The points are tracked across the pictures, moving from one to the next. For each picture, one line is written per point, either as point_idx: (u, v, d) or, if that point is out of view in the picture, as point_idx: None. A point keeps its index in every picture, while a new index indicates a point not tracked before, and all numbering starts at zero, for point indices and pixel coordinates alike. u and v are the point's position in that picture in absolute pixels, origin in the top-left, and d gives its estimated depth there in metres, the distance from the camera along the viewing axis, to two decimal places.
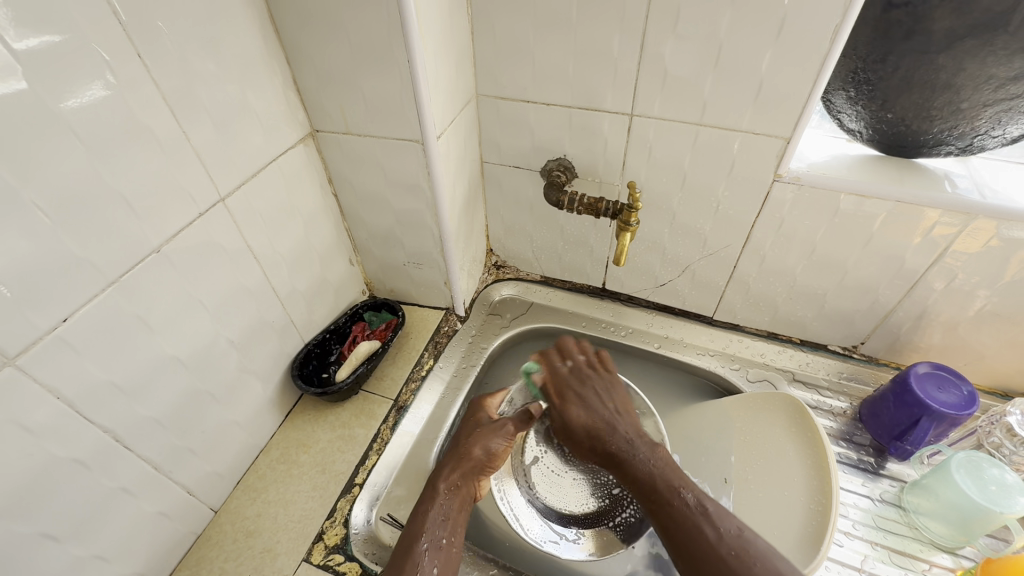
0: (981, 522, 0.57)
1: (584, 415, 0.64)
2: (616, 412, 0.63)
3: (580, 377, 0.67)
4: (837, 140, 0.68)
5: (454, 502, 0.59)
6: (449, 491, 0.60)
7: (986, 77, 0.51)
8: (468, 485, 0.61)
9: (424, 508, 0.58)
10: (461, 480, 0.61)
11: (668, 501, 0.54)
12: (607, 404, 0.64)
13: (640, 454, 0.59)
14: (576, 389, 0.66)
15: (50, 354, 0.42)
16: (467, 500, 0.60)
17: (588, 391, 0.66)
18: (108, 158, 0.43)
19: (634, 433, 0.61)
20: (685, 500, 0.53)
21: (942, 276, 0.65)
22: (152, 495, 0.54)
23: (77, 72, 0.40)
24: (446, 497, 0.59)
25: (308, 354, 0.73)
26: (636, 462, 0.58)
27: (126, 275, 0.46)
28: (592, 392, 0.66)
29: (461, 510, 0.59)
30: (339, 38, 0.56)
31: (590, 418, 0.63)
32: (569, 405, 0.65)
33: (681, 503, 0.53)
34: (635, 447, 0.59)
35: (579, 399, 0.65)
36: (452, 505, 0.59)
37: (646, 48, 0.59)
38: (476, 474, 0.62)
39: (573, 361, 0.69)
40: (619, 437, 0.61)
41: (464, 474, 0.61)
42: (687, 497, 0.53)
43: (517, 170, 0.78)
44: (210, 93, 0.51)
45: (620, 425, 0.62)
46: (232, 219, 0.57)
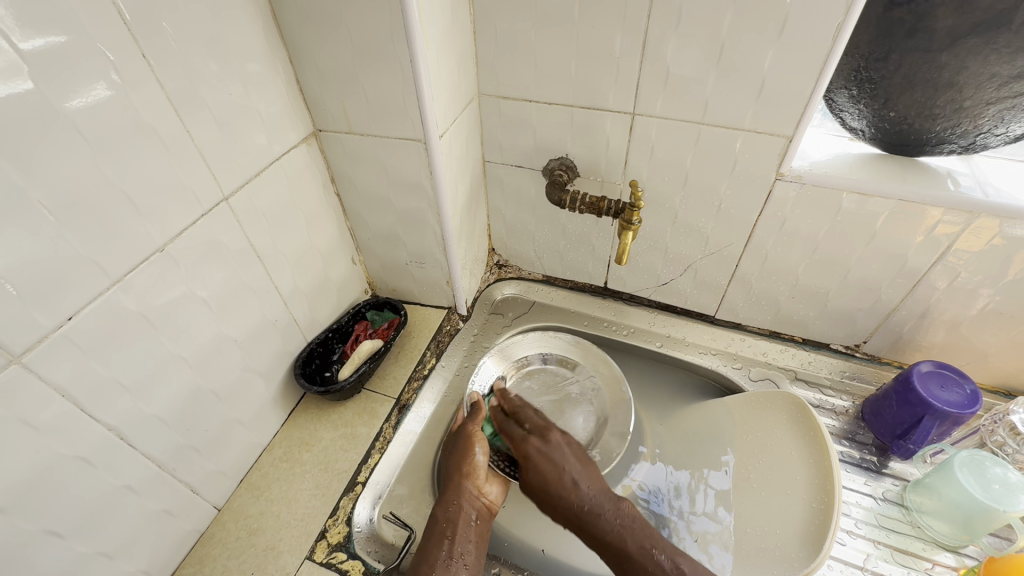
0: (984, 521, 0.57)
1: (559, 474, 0.60)
2: (580, 469, 0.61)
3: (541, 435, 0.64)
4: (839, 139, 0.68)
5: (454, 518, 0.58)
6: (456, 501, 0.59)
7: (989, 75, 0.51)
8: (466, 500, 0.60)
9: (441, 520, 0.58)
10: (462, 492, 0.60)
11: (644, 560, 0.54)
12: (577, 461, 0.62)
13: (607, 516, 0.58)
14: (538, 447, 0.63)
15: (55, 352, 0.42)
16: (472, 511, 0.59)
17: (552, 449, 0.63)
18: (113, 157, 0.44)
19: (598, 491, 0.60)
20: (661, 559, 0.54)
21: (945, 275, 0.65)
22: (156, 493, 0.54)
23: (83, 71, 0.40)
24: (447, 515, 0.58)
25: (311, 353, 0.73)
26: (601, 521, 0.57)
27: (130, 273, 0.47)
28: (556, 447, 0.63)
29: (467, 524, 0.58)
30: (342, 38, 0.56)
31: (556, 476, 0.60)
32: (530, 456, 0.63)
33: (657, 566, 0.54)
34: (602, 506, 0.58)
35: (548, 457, 0.62)
36: (457, 519, 0.58)
37: (648, 47, 0.60)
38: (469, 487, 0.61)
39: (533, 423, 0.65)
40: (584, 492, 0.59)
41: (461, 488, 0.60)
42: (660, 557, 0.54)
43: (519, 169, 0.78)
44: (214, 93, 0.51)
45: (584, 485, 0.60)
46: (235, 218, 0.57)
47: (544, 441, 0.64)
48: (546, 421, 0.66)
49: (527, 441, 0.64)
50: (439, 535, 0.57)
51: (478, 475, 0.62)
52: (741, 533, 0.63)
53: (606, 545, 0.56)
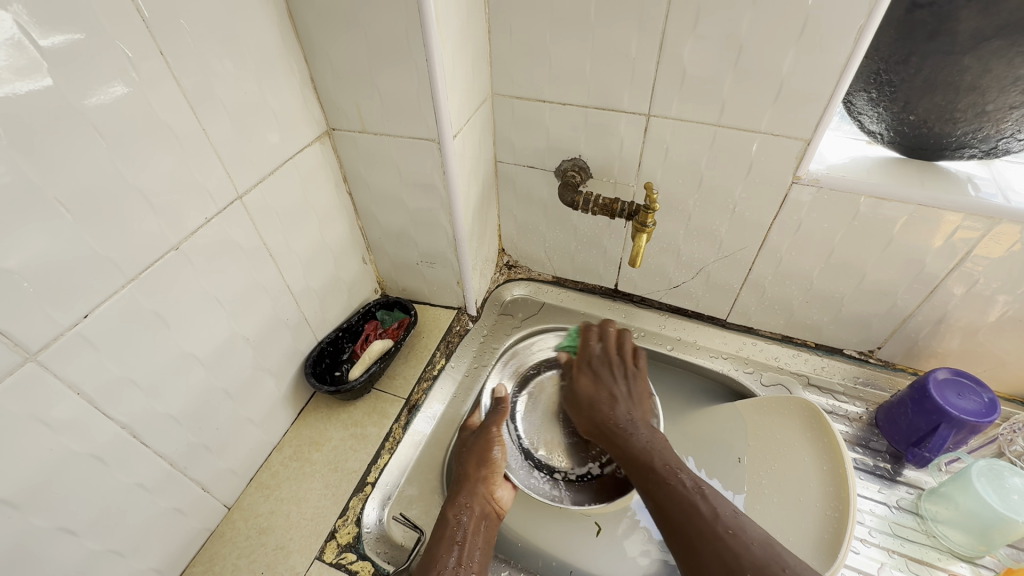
0: (1001, 531, 0.56)
1: (612, 396, 0.68)
2: (626, 391, 0.68)
3: (601, 361, 0.73)
4: (856, 142, 0.67)
5: (465, 522, 0.58)
6: (467, 506, 0.59)
7: (1012, 78, 0.50)
8: (478, 503, 0.60)
9: (450, 523, 0.58)
10: (474, 496, 0.60)
11: (666, 478, 0.55)
12: (628, 380, 0.70)
13: (640, 432, 0.62)
14: (590, 372, 0.72)
15: (69, 350, 0.42)
16: (483, 515, 0.59)
17: (606, 373, 0.71)
18: (128, 155, 0.43)
19: (638, 418, 0.65)
20: (683, 480, 0.54)
21: (963, 281, 0.64)
22: (168, 491, 0.54)
23: (101, 67, 0.40)
24: (457, 518, 0.58)
25: (321, 353, 0.73)
26: (632, 436, 0.62)
27: (144, 271, 0.46)
28: (608, 375, 0.70)
29: (478, 530, 0.58)
30: (356, 36, 0.56)
31: (597, 394, 0.69)
32: (580, 375, 0.72)
33: (678, 482, 0.54)
34: (637, 427, 0.63)
35: (599, 378, 0.70)
36: (468, 523, 0.58)
37: (665, 47, 0.59)
38: (482, 489, 0.61)
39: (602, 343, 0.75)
40: (620, 413, 0.66)
41: (474, 490, 0.61)
42: (682, 477, 0.55)
43: (532, 170, 0.78)
44: (229, 91, 0.51)
45: (627, 407, 0.66)
46: (248, 217, 0.57)
47: (614, 364, 0.72)
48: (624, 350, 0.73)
49: (585, 362, 0.73)
50: (449, 539, 0.56)
51: (494, 479, 0.63)
52: None
53: (632, 453, 0.60)
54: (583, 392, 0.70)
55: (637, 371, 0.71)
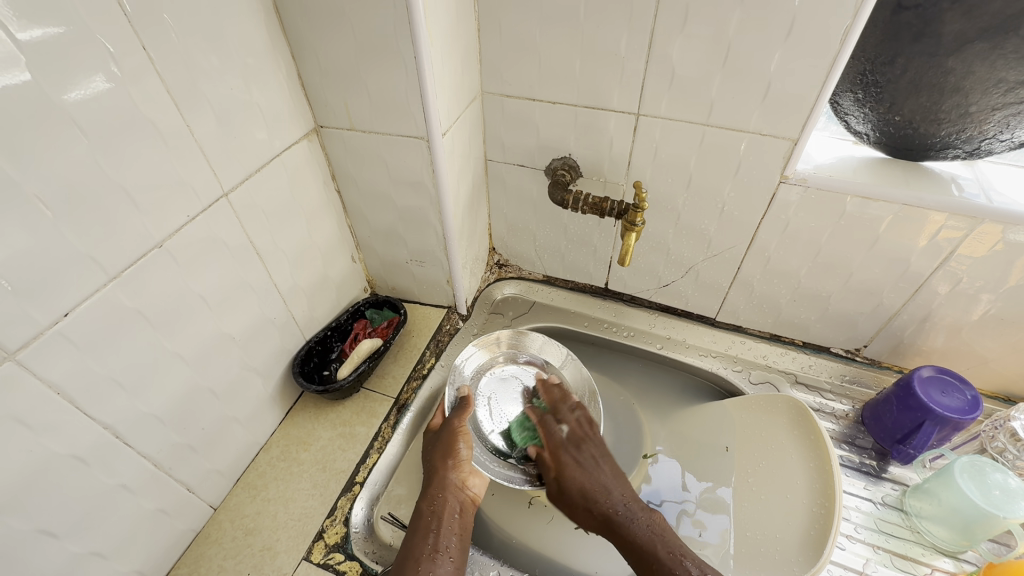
0: (984, 527, 0.57)
1: (590, 478, 0.62)
2: (611, 474, 0.63)
3: (576, 445, 0.65)
4: (843, 142, 0.68)
5: (440, 510, 0.58)
6: (440, 494, 0.59)
7: (995, 81, 0.51)
8: (451, 493, 0.60)
9: (426, 514, 0.58)
10: (446, 485, 0.60)
11: (674, 563, 0.53)
12: (606, 462, 0.64)
13: (636, 519, 0.58)
14: (574, 456, 0.64)
15: (49, 350, 0.41)
16: (457, 505, 0.60)
17: (586, 458, 0.64)
18: (110, 152, 0.43)
19: (628, 496, 0.61)
20: (688, 568, 0.52)
21: (947, 280, 0.65)
22: (152, 492, 0.53)
23: (82, 61, 0.39)
24: (431, 509, 0.58)
25: (309, 352, 0.73)
26: (631, 525, 0.57)
27: (127, 269, 0.46)
28: (591, 457, 0.64)
29: (451, 518, 0.58)
30: (345, 32, 0.56)
31: (591, 483, 0.62)
32: (567, 471, 0.63)
33: (683, 571, 0.52)
34: (634, 511, 0.59)
35: (580, 463, 0.63)
36: (442, 513, 0.58)
37: (653, 47, 0.59)
38: (452, 478, 0.61)
39: (568, 427, 0.67)
40: (617, 500, 0.60)
41: (445, 480, 0.60)
42: (688, 565, 0.52)
43: (522, 169, 0.77)
44: (214, 87, 0.50)
45: (618, 490, 0.61)
46: (235, 215, 0.56)
47: (580, 449, 0.65)
48: (583, 428, 0.67)
49: (557, 443, 0.66)
50: (425, 528, 0.57)
51: (465, 469, 0.62)
52: (740, 536, 0.63)
53: (636, 543, 0.56)
54: (571, 485, 0.62)
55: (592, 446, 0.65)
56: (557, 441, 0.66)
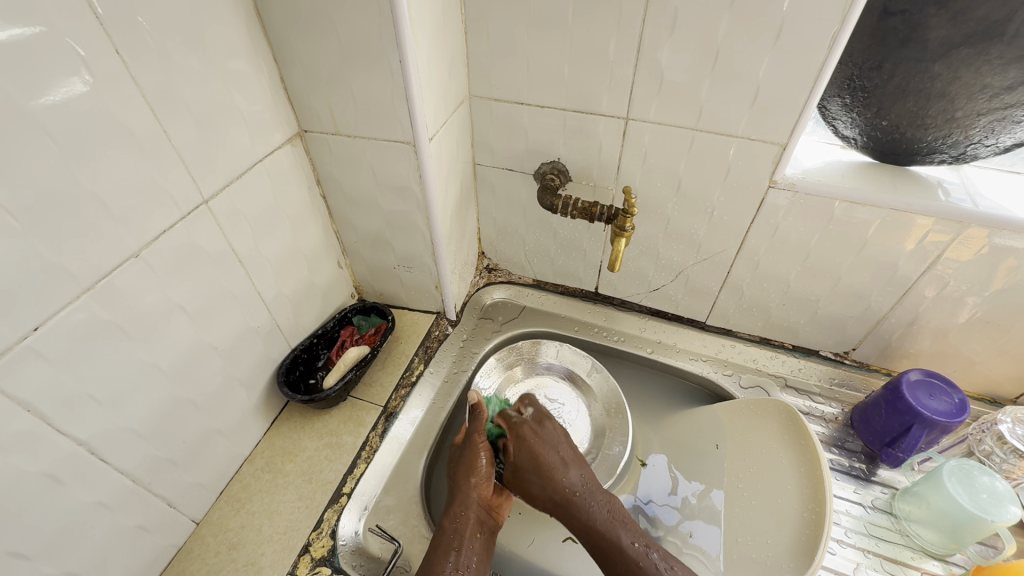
0: (972, 530, 0.57)
1: (549, 462, 0.61)
2: (568, 456, 0.63)
3: (539, 421, 0.65)
4: (831, 147, 0.68)
5: (462, 529, 0.58)
6: (462, 514, 0.59)
7: (980, 86, 0.51)
8: (473, 511, 0.60)
9: (449, 531, 0.58)
10: (468, 502, 0.60)
11: (634, 559, 0.55)
12: (560, 445, 0.64)
13: (597, 506, 0.59)
14: (533, 429, 0.64)
15: (19, 365, 0.40)
16: (479, 523, 0.59)
17: (544, 436, 0.64)
18: (83, 159, 0.41)
19: (592, 483, 0.61)
20: (654, 558, 0.55)
21: (933, 284, 0.65)
22: (130, 508, 0.51)
23: (49, 64, 0.38)
24: (452, 526, 0.58)
25: (295, 360, 0.71)
26: (592, 512, 0.59)
27: (101, 280, 0.44)
28: (551, 433, 0.64)
29: (473, 537, 0.58)
30: (328, 35, 0.54)
31: (550, 463, 0.61)
32: (524, 442, 0.63)
33: (646, 563, 0.55)
34: (594, 499, 0.60)
35: (542, 441, 0.63)
36: (464, 529, 0.58)
37: (642, 51, 0.59)
38: (474, 494, 0.60)
39: (533, 409, 0.66)
40: (574, 481, 0.61)
41: (468, 498, 0.60)
42: (652, 558, 0.55)
43: (510, 173, 0.77)
44: (193, 91, 0.49)
45: (576, 472, 0.62)
46: (216, 221, 0.55)
47: (539, 430, 0.64)
48: (545, 409, 0.67)
49: (521, 425, 0.65)
50: (447, 545, 0.56)
51: (487, 487, 0.62)
52: (731, 541, 0.62)
53: (597, 533, 0.57)
54: (527, 458, 0.62)
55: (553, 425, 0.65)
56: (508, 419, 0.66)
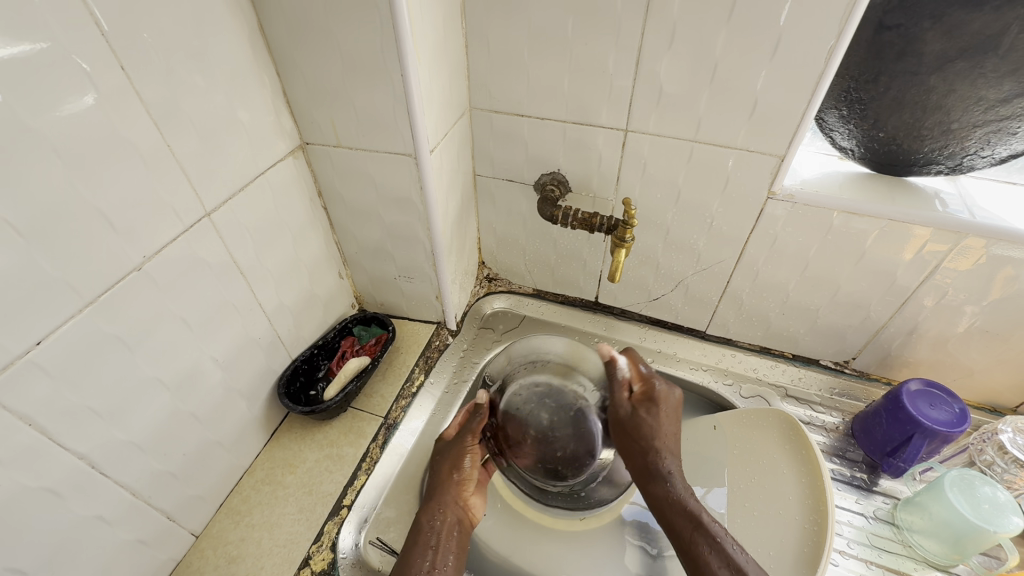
0: (975, 540, 0.57)
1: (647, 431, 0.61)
2: (673, 434, 0.62)
3: (648, 397, 0.64)
4: (829, 158, 0.68)
5: (438, 528, 0.58)
6: (441, 512, 0.59)
7: (976, 99, 0.52)
8: (450, 509, 0.60)
9: (424, 529, 0.57)
10: (446, 501, 0.60)
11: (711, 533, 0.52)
12: (675, 421, 0.63)
13: (677, 483, 0.57)
14: (648, 407, 0.63)
15: (20, 380, 0.40)
16: (456, 520, 0.59)
17: (650, 415, 0.62)
18: (88, 174, 0.42)
19: (677, 467, 0.59)
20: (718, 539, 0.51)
21: (932, 293, 0.65)
22: (129, 522, 0.51)
23: (55, 82, 0.38)
24: (428, 521, 0.58)
25: (295, 371, 0.71)
26: (672, 487, 0.57)
27: (104, 294, 0.44)
28: (666, 411, 0.63)
29: (449, 537, 0.57)
30: (330, 50, 0.55)
31: (654, 436, 0.60)
32: (644, 418, 0.62)
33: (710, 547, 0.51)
34: (675, 479, 0.58)
35: (659, 418, 0.62)
36: (439, 529, 0.58)
37: (641, 63, 0.59)
38: (452, 492, 0.61)
39: (652, 390, 0.64)
40: (667, 456, 0.60)
41: (445, 499, 0.60)
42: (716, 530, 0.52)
43: (510, 184, 0.77)
44: (196, 105, 0.49)
45: (672, 457, 0.60)
46: (218, 234, 0.55)
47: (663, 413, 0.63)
48: (649, 385, 0.65)
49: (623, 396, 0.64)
50: (423, 544, 0.56)
51: (466, 487, 0.62)
52: None
53: (676, 508, 0.55)
54: (637, 429, 0.61)
55: (671, 406, 0.64)
56: (617, 412, 0.64)
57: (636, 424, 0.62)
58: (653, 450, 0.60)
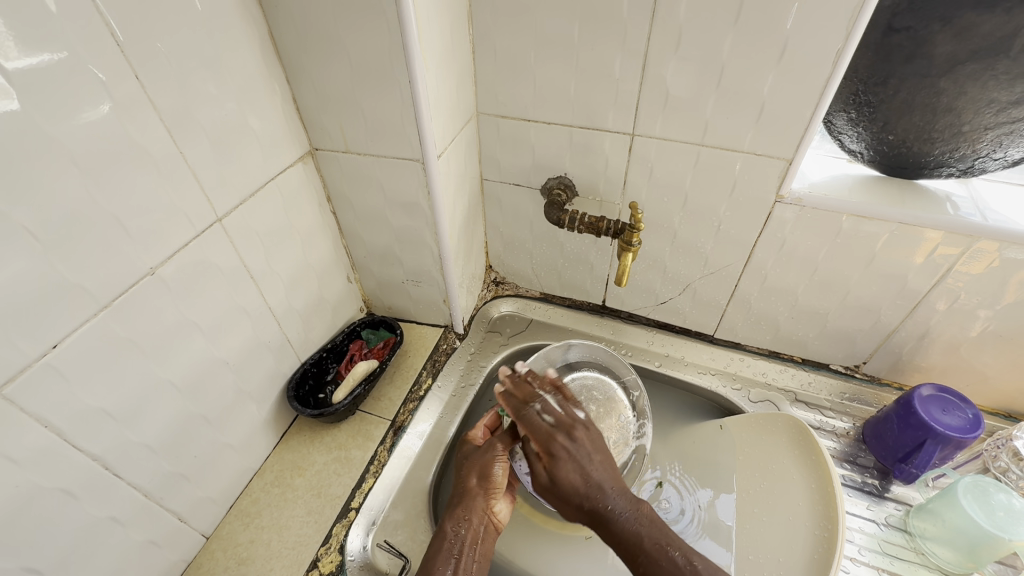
0: (989, 549, 0.56)
1: (548, 456, 0.58)
2: (599, 462, 0.57)
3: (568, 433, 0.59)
4: (838, 161, 0.68)
5: (463, 535, 0.56)
6: (466, 519, 0.58)
7: (987, 101, 0.51)
8: (476, 516, 0.58)
9: (449, 536, 0.56)
10: (474, 506, 0.59)
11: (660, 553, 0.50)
12: (592, 460, 0.57)
13: (620, 506, 0.54)
14: (564, 444, 0.58)
15: (36, 383, 0.40)
16: (480, 525, 0.58)
17: (575, 451, 0.58)
18: (103, 181, 0.42)
19: (615, 487, 0.56)
20: (674, 557, 0.50)
21: (944, 297, 0.65)
22: (141, 523, 0.52)
23: (73, 93, 0.39)
24: (454, 526, 0.57)
25: (304, 374, 0.72)
26: (619, 520, 0.53)
27: (118, 298, 0.45)
28: (582, 445, 0.58)
29: (473, 543, 0.56)
30: (340, 58, 0.56)
31: (581, 482, 0.56)
32: (555, 461, 0.57)
33: (668, 562, 0.50)
34: (618, 503, 0.54)
35: (575, 459, 0.57)
36: (464, 536, 0.56)
37: (647, 68, 0.59)
38: (481, 499, 0.59)
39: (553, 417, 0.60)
40: (607, 494, 0.55)
41: (472, 504, 0.59)
42: (674, 555, 0.50)
43: (517, 188, 0.77)
44: (209, 113, 0.50)
45: (607, 477, 0.56)
46: (229, 239, 0.56)
47: (573, 439, 0.59)
48: (570, 417, 0.61)
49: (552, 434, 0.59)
50: (446, 552, 0.55)
51: (494, 494, 0.61)
52: (743, 560, 0.61)
53: (623, 541, 0.52)
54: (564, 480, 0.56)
55: (586, 436, 0.59)
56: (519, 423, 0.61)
57: (546, 447, 0.58)
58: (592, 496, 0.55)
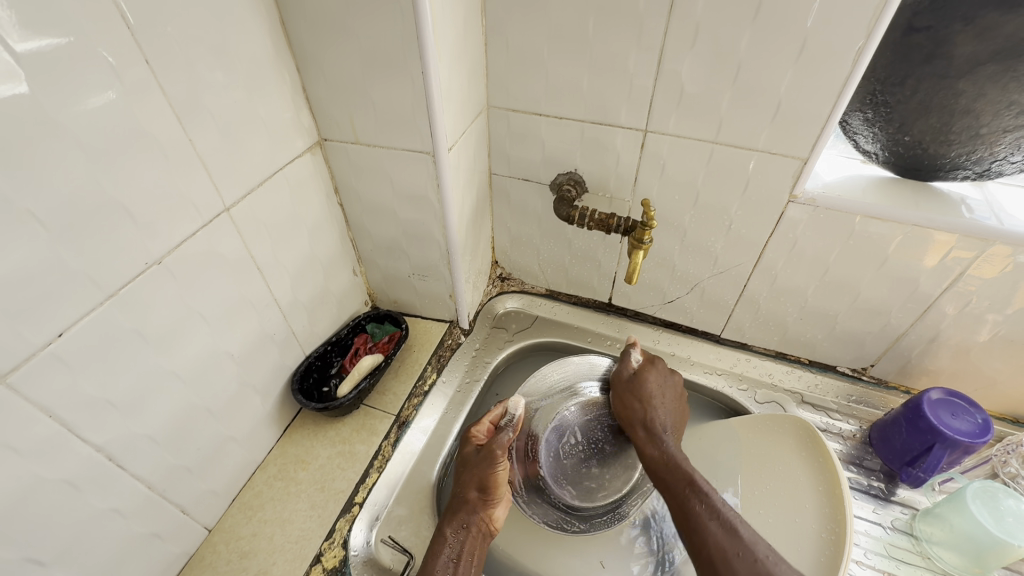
0: (996, 555, 0.56)
1: (648, 400, 0.67)
2: (670, 403, 0.68)
3: (636, 370, 0.71)
4: (852, 161, 0.67)
5: (459, 538, 0.58)
6: (459, 523, 0.59)
7: (1007, 103, 0.50)
8: (473, 520, 0.59)
9: (440, 537, 0.57)
10: (472, 518, 0.59)
11: (703, 511, 0.51)
12: (674, 394, 0.69)
13: (670, 441, 0.63)
14: (650, 387, 0.68)
15: (41, 372, 0.40)
16: (478, 535, 0.59)
17: (647, 386, 0.68)
18: (110, 167, 0.42)
19: (669, 424, 0.66)
20: (718, 522, 0.50)
21: (955, 301, 0.64)
22: (144, 515, 0.51)
23: (83, 78, 0.38)
24: (456, 530, 0.58)
25: (309, 367, 0.71)
26: (666, 445, 0.62)
27: (125, 287, 0.45)
28: (656, 392, 0.68)
29: (468, 552, 0.57)
30: (351, 47, 0.55)
31: (642, 401, 0.68)
32: (646, 386, 0.68)
33: (711, 522, 0.50)
34: (666, 436, 0.64)
35: (655, 393, 0.68)
36: (463, 540, 0.58)
37: (662, 64, 0.59)
38: (481, 510, 0.60)
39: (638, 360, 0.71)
40: (656, 416, 0.66)
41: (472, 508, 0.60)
42: (716, 521, 0.50)
43: (526, 183, 0.77)
44: (219, 101, 0.50)
45: (667, 415, 0.67)
46: (237, 229, 0.55)
47: (636, 393, 0.68)
48: (644, 383, 0.69)
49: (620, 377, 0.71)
50: (435, 550, 0.56)
51: (495, 501, 0.61)
52: None
53: (664, 463, 0.61)
54: (619, 401, 0.70)
55: (674, 385, 0.70)
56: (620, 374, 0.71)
57: (637, 394, 0.68)
58: (648, 410, 0.67)
